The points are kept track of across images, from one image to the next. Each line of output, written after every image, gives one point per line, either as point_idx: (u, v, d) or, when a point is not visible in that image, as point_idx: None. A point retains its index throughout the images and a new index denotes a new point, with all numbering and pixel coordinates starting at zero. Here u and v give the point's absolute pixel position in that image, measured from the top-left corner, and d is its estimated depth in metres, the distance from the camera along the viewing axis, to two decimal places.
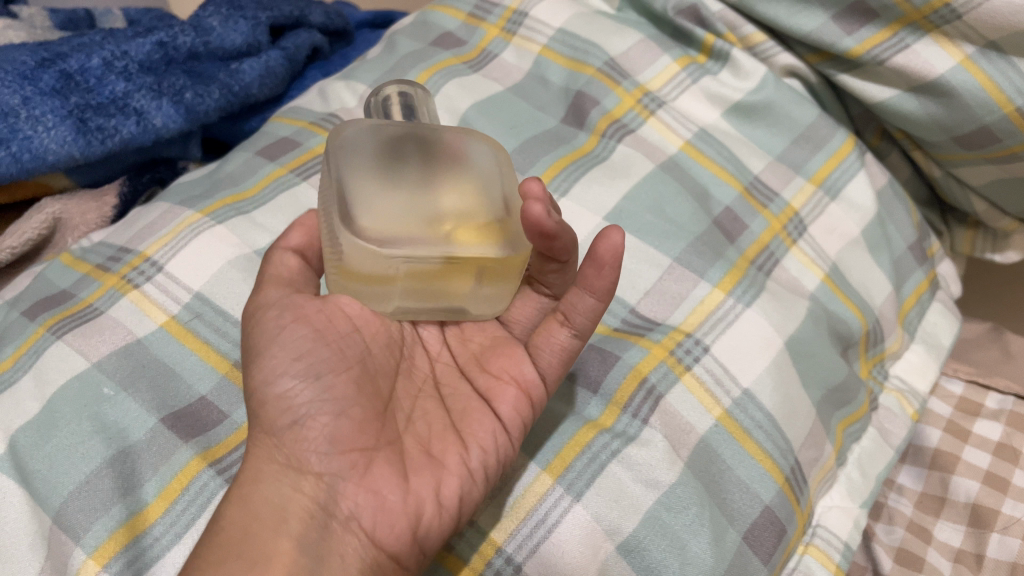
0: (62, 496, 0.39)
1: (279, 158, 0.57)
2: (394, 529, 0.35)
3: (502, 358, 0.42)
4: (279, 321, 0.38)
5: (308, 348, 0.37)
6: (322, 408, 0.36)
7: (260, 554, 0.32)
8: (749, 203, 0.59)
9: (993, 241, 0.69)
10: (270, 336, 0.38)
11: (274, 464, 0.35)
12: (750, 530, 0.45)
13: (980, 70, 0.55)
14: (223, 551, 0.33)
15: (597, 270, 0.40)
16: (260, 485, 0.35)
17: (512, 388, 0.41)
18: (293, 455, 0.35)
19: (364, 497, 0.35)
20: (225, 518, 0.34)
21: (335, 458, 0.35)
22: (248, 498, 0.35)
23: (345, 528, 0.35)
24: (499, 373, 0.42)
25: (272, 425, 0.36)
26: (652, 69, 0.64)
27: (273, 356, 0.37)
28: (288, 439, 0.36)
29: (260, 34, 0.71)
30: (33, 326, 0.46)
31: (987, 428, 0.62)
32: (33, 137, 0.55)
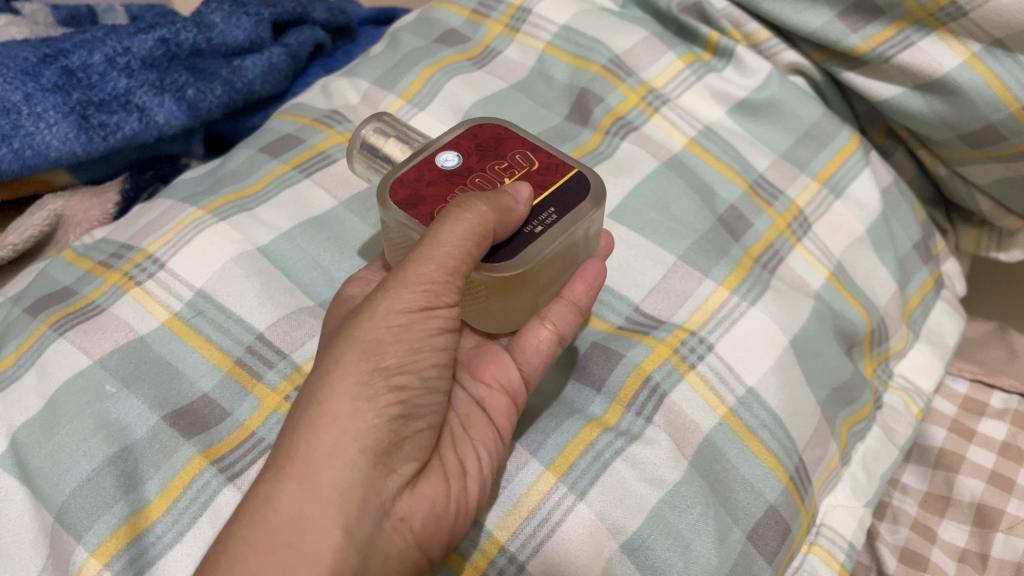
0: (64, 493, 0.39)
1: (282, 155, 0.57)
2: (435, 537, 0.37)
3: (494, 364, 0.44)
4: (442, 320, 0.38)
5: (433, 351, 0.38)
6: (417, 412, 0.37)
7: (313, 548, 0.32)
8: (754, 201, 0.59)
9: (998, 240, 0.69)
10: (410, 327, 0.36)
11: (357, 447, 0.34)
12: (754, 529, 0.44)
13: (985, 68, 0.54)
14: (273, 539, 0.32)
15: (580, 283, 0.46)
16: (333, 466, 0.33)
17: (504, 397, 0.43)
18: (383, 446, 0.35)
19: (418, 503, 0.36)
20: (281, 498, 0.33)
21: (411, 461, 0.37)
22: (312, 479, 0.33)
23: (395, 528, 0.35)
24: (490, 382, 0.43)
25: (374, 405, 0.35)
26: (658, 66, 0.64)
27: (399, 341, 0.36)
28: (383, 427, 0.35)
29: (263, 31, 0.70)
30: (36, 323, 0.46)
31: (991, 427, 0.62)
32: (35, 134, 0.55)
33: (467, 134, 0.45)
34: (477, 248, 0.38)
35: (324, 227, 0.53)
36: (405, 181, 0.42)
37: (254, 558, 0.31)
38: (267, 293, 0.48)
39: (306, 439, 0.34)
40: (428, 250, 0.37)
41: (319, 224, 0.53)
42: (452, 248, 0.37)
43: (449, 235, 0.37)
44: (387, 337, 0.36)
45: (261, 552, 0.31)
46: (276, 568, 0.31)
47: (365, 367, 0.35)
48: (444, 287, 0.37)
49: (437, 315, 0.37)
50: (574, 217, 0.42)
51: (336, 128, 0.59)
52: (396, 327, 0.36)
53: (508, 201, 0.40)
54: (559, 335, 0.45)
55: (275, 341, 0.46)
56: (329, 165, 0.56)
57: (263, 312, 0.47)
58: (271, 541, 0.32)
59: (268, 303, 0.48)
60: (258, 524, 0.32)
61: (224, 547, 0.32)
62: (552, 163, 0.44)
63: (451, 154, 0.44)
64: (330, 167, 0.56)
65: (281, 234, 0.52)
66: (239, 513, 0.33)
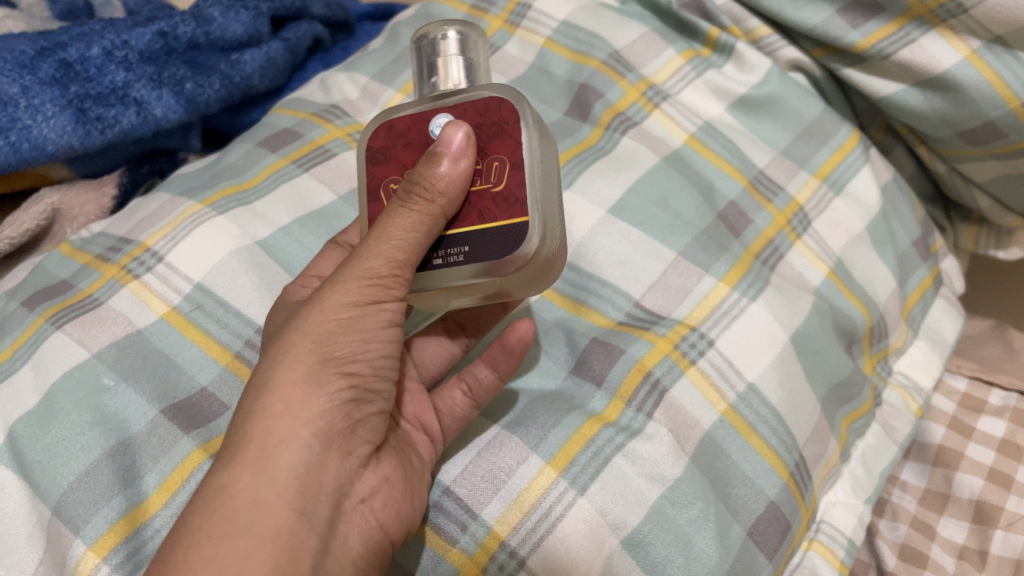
0: (61, 487, 0.39)
1: (280, 149, 0.57)
2: (398, 521, 0.38)
3: (412, 404, 0.44)
4: (390, 313, 0.37)
5: (382, 341, 0.37)
6: (369, 396, 0.37)
7: (267, 530, 0.32)
8: (754, 197, 0.59)
9: (997, 237, 0.69)
10: (357, 314, 0.36)
11: (311, 430, 0.34)
12: (755, 525, 0.44)
13: (985, 65, 0.54)
14: (230, 524, 0.31)
15: (504, 355, 0.45)
16: (287, 449, 0.33)
17: (421, 435, 0.43)
18: (337, 430, 0.35)
19: (374, 484, 0.37)
20: (235, 485, 0.32)
21: (366, 444, 0.37)
22: (265, 464, 0.33)
23: (355, 510, 0.36)
24: (411, 421, 0.43)
25: (326, 391, 0.35)
26: (657, 62, 0.64)
27: (348, 332, 0.36)
28: (336, 411, 0.35)
29: (262, 25, 0.70)
30: (32, 317, 0.46)
31: (990, 424, 0.62)
32: (31, 127, 0.55)
33: (474, 103, 0.38)
34: (426, 238, 0.37)
35: (323, 222, 0.53)
36: (394, 126, 0.40)
37: (211, 545, 0.31)
38: (265, 287, 0.48)
39: (258, 426, 0.34)
40: (375, 241, 0.36)
41: (318, 218, 0.53)
42: (403, 242, 0.36)
43: (399, 229, 0.36)
44: (336, 327, 0.36)
45: (217, 537, 0.31)
46: (236, 553, 0.31)
47: (315, 355, 0.35)
48: (391, 276, 0.36)
49: (385, 306, 0.37)
50: (482, 273, 0.37)
51: (335, 123, 0.59)
52: (343, 318, 0.36)
53: (437, 156, 0.36)
54: (473, 398, 0.45)
55: None
56: (328, 159, 0.56)
57: (261, 307, 0.47)
58: (226, 527, 0.31)
59: (267, 297, 0.48)
60: (212, 512, 0.32)
61: (182, 539, 0.31)
62: (516, 195, 0.37)
63: (448, 121, 0.38)
64: (329, 161, 0.56)
65: (280, 228, 0.51)
66: (195, 504, 0.32)
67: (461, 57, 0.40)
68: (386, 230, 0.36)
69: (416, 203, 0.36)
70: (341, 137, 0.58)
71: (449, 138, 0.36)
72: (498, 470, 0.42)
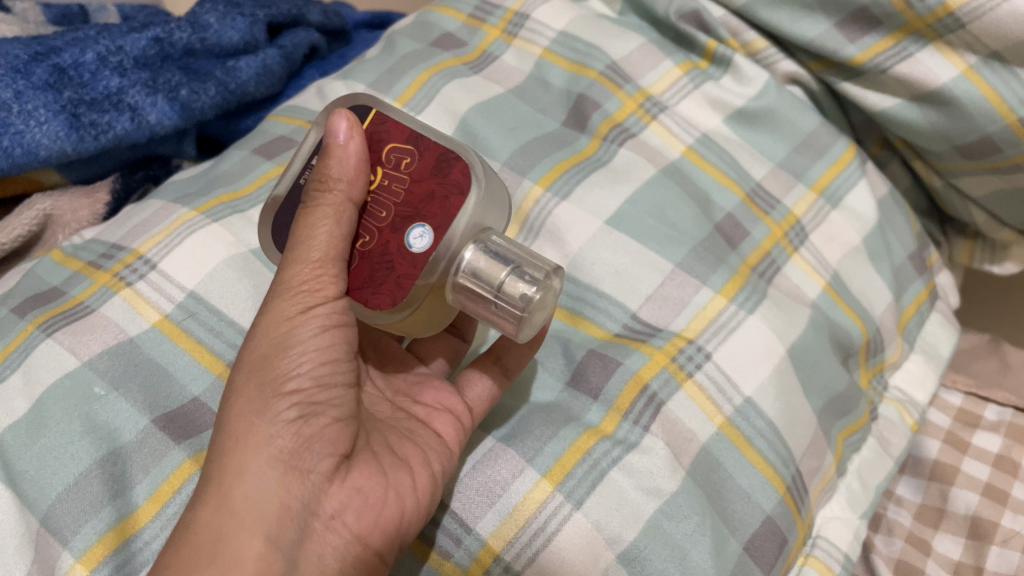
0: (50, 497, 0.38)
1: (276, 156, 0.56)
2: (379, 530, 0.37)
3: (433, 389, 0.46)
4: (322, 318, 0.37)
5: (326, 350, 0.37)
6: (319, 408, 0.36)
7: (229, 562, 0.32)
8: (751, 210, 0.59)
9: (992, 253, 0.69)
10: (291, 327, 0.36)
11: (262, 456, 0.34)
12: (751, 540, 0.44)
13: (982, 80, 0.55)
14: (194, 560, 0.32)
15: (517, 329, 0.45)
16: (244, 479, 0.34)
17: (446, 414, 0.44)
18: (287, 450, 0.35)
19: (349, 496, 0.36)
20: (198, 522, 0.33)
21: (327, 457, 0.36)
22: (225, 498, 0.34)
23: (327, 526, 0.35)
24: (433, 404, 0.45)
25: (269, 414, 0.35)
26: (655, 73, 0.64)
27: (288, 348, 0.36)
28: (282, 432, 0.35)
29: (258, 32, 0.70)
30: (22, 324, 0.45)
31: (985, 439, 0.62)
32: (25, 131, 0.54)
33: (417, 273, 0.38)
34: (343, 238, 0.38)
35: None
36: (459, 189, 0.39)
37: None
38: (260, 295, 0.48)
39: (216, 461, 0.35)
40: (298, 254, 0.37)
41: None
42: (320, 244, 0.37)
43: (320, 233, 0.37)
44: (272, 350, 0.36)
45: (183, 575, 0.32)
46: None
47: (256, 383, 0.36)
48: (319, 282, 0.37)
49: (320, 314, 0.37)
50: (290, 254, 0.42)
51: None
52: (276, 337, 0.36)
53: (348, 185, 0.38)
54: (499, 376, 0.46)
55: None
56: None
57: (255, 315, 0.47)
58: (190, 564, 0.32)
59: (261, 306, 0.47)
60: (179, 552, 0.33)
61: None
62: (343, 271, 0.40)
63: (421, 236, 0.38)
64: None
65: None
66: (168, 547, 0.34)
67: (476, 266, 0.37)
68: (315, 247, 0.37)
69: (325, 206, 0.37)
70: None
71: (347, 121, 0.39)
72: (494, 484, 0.41)
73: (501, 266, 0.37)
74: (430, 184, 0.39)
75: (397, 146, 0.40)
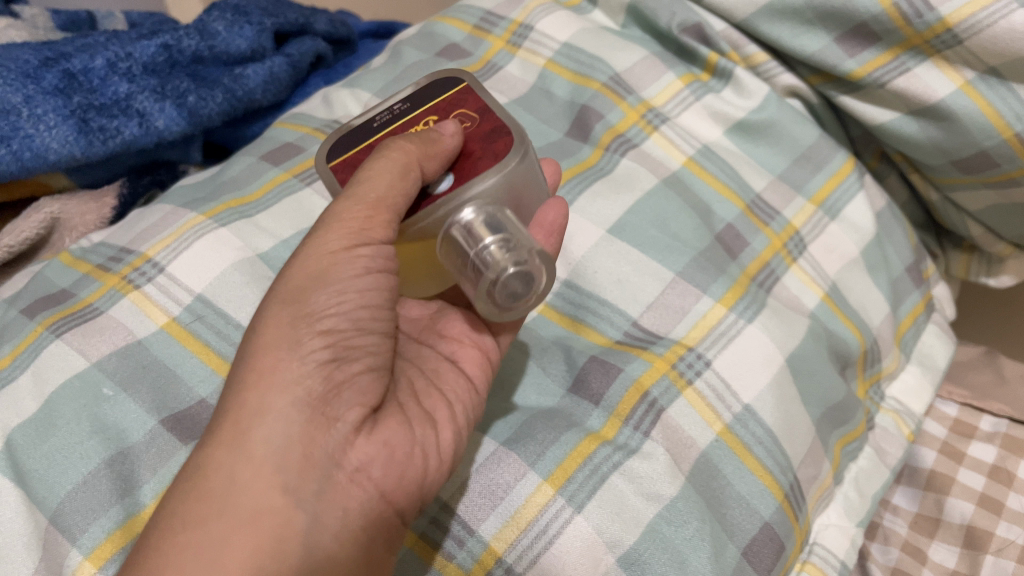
0: (59, 496, 0.39)
1: (282, 163, 0.57)
2: (401, 488, 0.37)
3: (457, 322, 0.46)
4: (367, 259, 0.39)
5: (360, 293, 0.38)
6: (351, 353, 0.37)
7: (245, 511, 0.33)
8: (751, 221, 0.60)
9: (988, 266, 0.70)
10: (333, 265, 0.38)
11: (288, 399, 0.35)
12: (749, 546, 0.45)
13: (979, 95, 0.56)
14: (206, 506, 0.33)
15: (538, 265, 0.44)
16: (266, 421, 0.34)
17: (473, 349, 0.45)
18: (316, 395, 0.35)
19: (374, 451, 0.36)
20: (211, 465, 0.34)
21: (355, 407, 0.36)
22: (245, 440, 0.34)
23: (351, 480, 0.35)
24: (460, 338, 0.45)
25: (300, 353, 0.36)
26: (657, 85, 0.65)
27: (324, 286, 0.38)
28: (312, 372, 0.36)
29: (265, 40, 0.71)
30: (31, 325, 0.46)
31: (981, 450, 0.63)
32: (34, 136, 0.55)
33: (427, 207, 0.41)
34: (405, 193, 0.39)
35: None
36: (493, 161, 0.41)
37: (186, 531, 0.32)
38: None
39: (238, 398, 0.35)
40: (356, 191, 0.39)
41: None
42: (376, 186, 0.39)
43: (377, 177, 0.39)
44: (309, 287, 0.38)
45: (193, 522, 0.33)
46: (208, 535, 0.32)
47: (291, 318, 0.37)
48: (369, 223, 0.39)
49: (364, 256, 0.39)
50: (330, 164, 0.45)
51: None
52: (317, 272, 0.38)
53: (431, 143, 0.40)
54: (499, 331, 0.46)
55: None
56: None
57: None
58: (204, 509, 0.33)
59: None
60: (190, 496, 0.33)
61: (165, 524, 0.33)
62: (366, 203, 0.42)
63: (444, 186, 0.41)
64: None
65: (281, 241, 0.52)
66: (182, 483, 0.34)
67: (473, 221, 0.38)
68: (369, 191, 0.38)
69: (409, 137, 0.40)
70: None
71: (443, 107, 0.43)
72: (495, 487, 0.42)
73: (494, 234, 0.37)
74: (473, 149, 0.42)
75: (465, 115, 0.44)
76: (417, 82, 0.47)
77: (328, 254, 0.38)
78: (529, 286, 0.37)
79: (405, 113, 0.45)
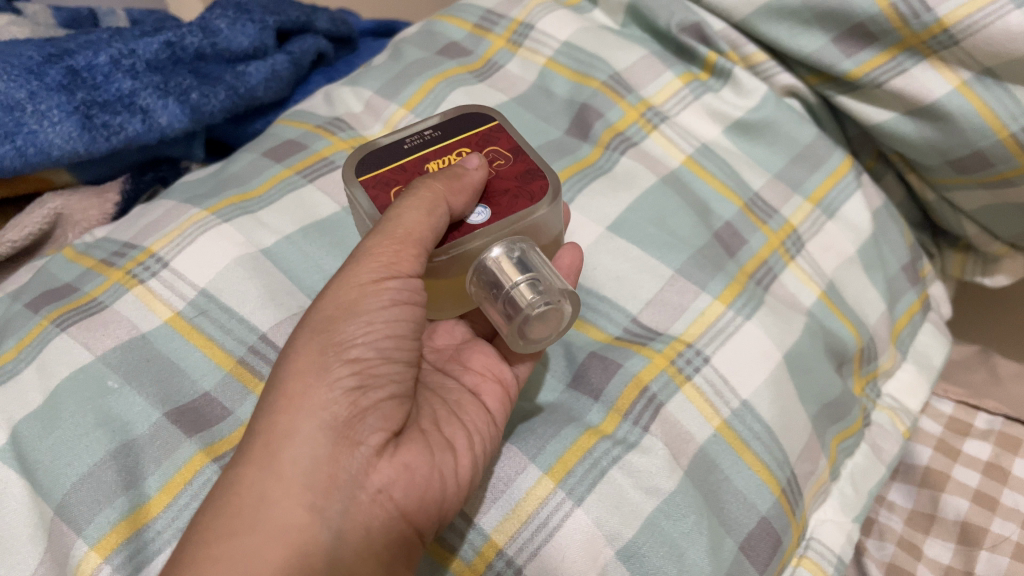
0: (64, 487, 0.39)
1: (285, 159, 0.57)
2: (421, 509, 0.37)
3: (479, 356, 0.47)
4: (394, 292, 0.39)
5: (387, 322, 0.39)
6: (376, 381, 0.38)
7: (272, 529, 0.33)
8: (749, 219, 0.60)
9: (983, 265, 0.71)
10: (361, 296, 0.39)
11: (315, 421, 0.35)
12: (746, 540, 0.45)
13: (975, 95, 0.56)
14: (235, 523, 0.33)
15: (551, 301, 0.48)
16: (293, 442, 0.35)
17: (493, 383, 0.45)
18: (342, 419, 0.36)
19: (395, 472, 0.36)
20: (243, 483, 0.34)
21: (378, 431, 0.37)
22: (274, 460, 0.34)
23: (374, 500, 0.35)
24: (482, 371, 0.46)
25: (329, 379, 0.36)
26: (657, 83, 0.66)
27: (352, 314, 0.38)
28: (339, 398, 0.36)
29: (267, 38, 0.71)
30: (36, 319, 0.46)
31: (976, 447, 0.63)
32: (38, 132, 0.55)
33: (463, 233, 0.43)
34: (433, 230, 0.40)
35: (327, 232, 0.53)
36: (526, 199, 0.45)
37: (216, 545, 0.32)
38: (270, 294, 0.49)
39: (267, 422, 0.35)
40: (388, 226, 0.40)
41: (321, 228, 0.53)
42: (409, 223, 0.39)
43: (410, 215, 0.40)
44: (339, 314, 0.38)
45: (222, 537, 0.32)
46: (240, 549, 0.32)
47: (320, 345, 0.37)
48: (398, 257, 0.39)
49: (392, 287, 0.39)
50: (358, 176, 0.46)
51: (339, 135, 0.60)
52: (346, 301, 0.39)
53: (460, 170, 0.43)
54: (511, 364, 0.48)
55: (278, 342, 0.46)
56: (332, 170, 0.57)
57: (265, 314, 0.48)
58: (232, 526, 0.33)
59: (270, 305, 0.48)
60: (220, 514, 0.33)
61: (192, 539, 0.33)
62: None
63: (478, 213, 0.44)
64: (333, 172, 0.57)
65: (284, 237, 0.52)
66: (209, 501, 0.34)
67: (501, 261, 0.42)
68: (398, 226, 0.39)
69: (455, 172, 0.43)
70: (346, 150, 0.59)
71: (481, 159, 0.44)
72: (497, 480, 0.43)
73: (523, 274, 0.41)
74: (507, 184, 0.45)
75: (498, 153, 0.47)
76: (444, 112, 0.50)
77: (357, 284, 0.39)
78: (554, 323, 0.42)
79: (436, 139, 0.48)
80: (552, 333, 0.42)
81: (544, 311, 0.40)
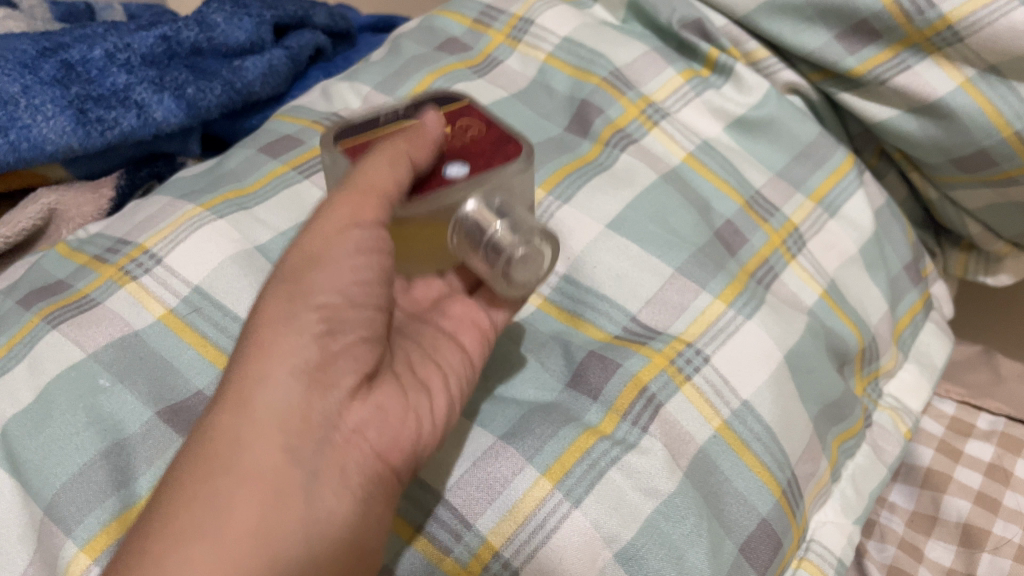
0: (54, 488, 0.39)
1: (281, 155, 0.57)
2: (398, 448, 0.37)
3: (458, 305, 0.46)
4: (361, 238, 0.38)
5: (362, 267, 0.38)
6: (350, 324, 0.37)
7: (245, 471, 0.32)
8: (750, 217, 0.59)
9: (986, 264, 0.71)
10: (332, 243, 0.38)
11: (286, 368, 0.34)
12: (746, 541, 0.45)
13: (979, 93, 0.56)
14: (209, 465, 0.32)
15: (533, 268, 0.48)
16: (263, 386, 0.34)
17: (474, 332, 0.46)
18: (312, 363, 0.35)
19: (370, 412, 0.36)
20: (217, 427, 0.33)
21: (353, 373, 0.36)
22: (242, 406, 0.34)
23: (349, 439, 0.35)
24: (460, 317, 0.46)
25: (296, 325, 0.35)
26: (659, 79, 0.65)
27: (324, 258, 0.38)
28: (309, 341, 0.35)
29: (264, 33, 0.71)
30: (28, 316, 0.45)
31: (978, 448, 0.63)
32: (31, 126, 0.54)
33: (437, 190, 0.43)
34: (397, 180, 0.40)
35: None
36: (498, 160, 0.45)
37: (194, 488, 0.32)
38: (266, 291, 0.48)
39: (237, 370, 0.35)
40: (359, 176, 0.40)
41: None
42: (382, 175, 0.40)
43: (379, 168, 0.40)
44: (310, 261, 0.38)
45: (195, 481, 0.32)
46: (215, 493, 0.31)
47: (288, 292, 0.37)
48: (364, 207, 0.39)
49: (363, 233, 0.39)
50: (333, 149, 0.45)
51: None
52: (316, 247, 0.38)
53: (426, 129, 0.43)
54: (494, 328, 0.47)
55: None
56: None
57: None
58: (209, 469, 0.32)
59: None
60: (189, 460, 0.33)
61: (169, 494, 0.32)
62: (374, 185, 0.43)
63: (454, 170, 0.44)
64: None
65: (280, 234, 0.51)
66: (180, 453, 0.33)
67: (479, 210, 0.41)
68: (364, 179, 0.39)
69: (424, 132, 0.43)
70: None
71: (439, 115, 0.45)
72: (493, 481, 0.42)
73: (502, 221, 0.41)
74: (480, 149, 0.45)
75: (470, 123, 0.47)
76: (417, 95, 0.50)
77: (327, 229, 0.38)
78: (536, 266, 0.43)
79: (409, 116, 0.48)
80: (535, 275, 0.43)
81: (526, 253, 0.41)
